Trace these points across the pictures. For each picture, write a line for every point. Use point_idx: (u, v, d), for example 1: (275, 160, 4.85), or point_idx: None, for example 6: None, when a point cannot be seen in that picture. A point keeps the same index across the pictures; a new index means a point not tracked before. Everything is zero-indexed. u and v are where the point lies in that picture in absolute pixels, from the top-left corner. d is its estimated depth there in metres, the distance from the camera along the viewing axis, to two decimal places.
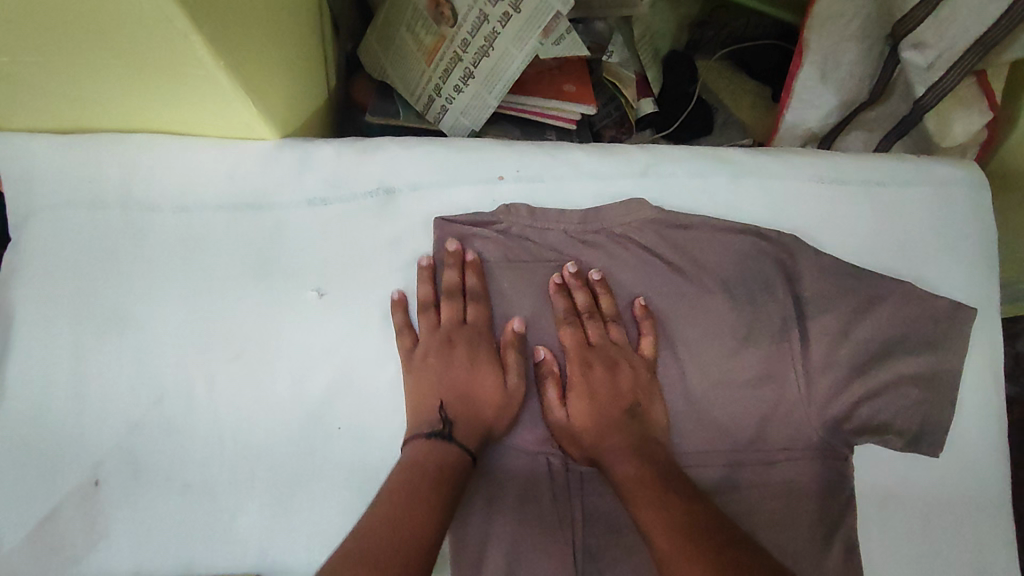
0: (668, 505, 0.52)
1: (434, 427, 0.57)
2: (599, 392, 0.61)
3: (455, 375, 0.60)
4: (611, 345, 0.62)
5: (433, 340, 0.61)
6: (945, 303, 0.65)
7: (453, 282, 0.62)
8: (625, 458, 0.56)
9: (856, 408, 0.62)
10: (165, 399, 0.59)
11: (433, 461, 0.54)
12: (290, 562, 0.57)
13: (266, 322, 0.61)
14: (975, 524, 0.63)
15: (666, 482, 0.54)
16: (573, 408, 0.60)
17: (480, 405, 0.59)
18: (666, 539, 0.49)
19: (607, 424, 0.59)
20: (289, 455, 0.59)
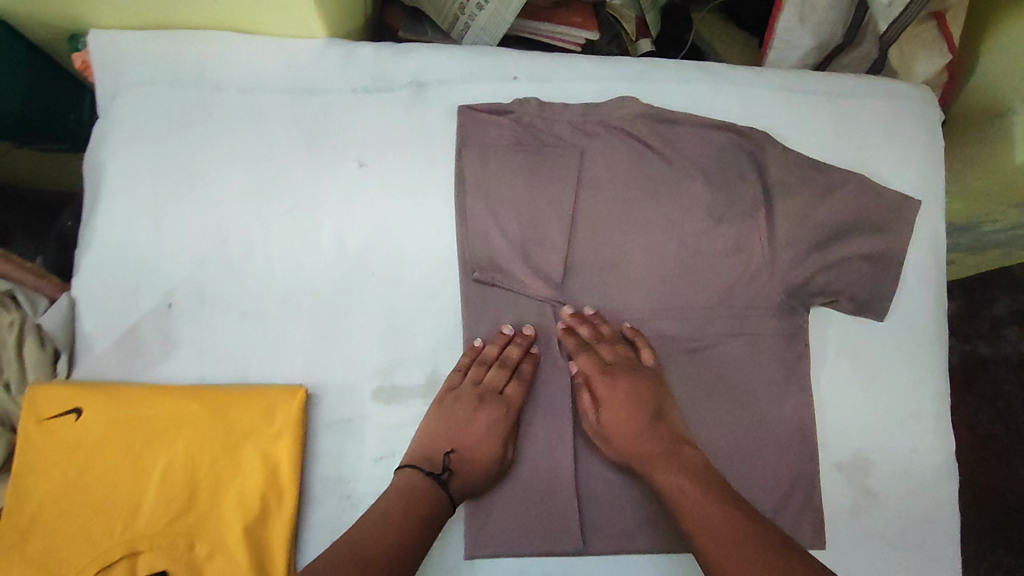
0: (715, 513, 0.61)
1: (434, 469, 0.65)
2: (622, 414, 0.68)
3: (464, 426, 0.67)
4: (627, 359, 0.70)
5: (468, 395, 0.68)
6: (894, 195, 0.75)
7: (513, 359, 0.69)
8: (667, 469, 0.65)
9: (813, 276, 0.73)
10: (229, 243, 0.70)
11: (423, 503, 0.62)
12: (331, 379, 0.68)
13: (314, 184, 0.72)
14: (913, 380, 0.74)
15: (709, 492, 0.62)
16: (613, 433, 0.68)
17: (475, 469, 0.66)
18: (707, 527, 0.60)
19: (633, 431, 0.67)
20: (330, 294, 0.70)
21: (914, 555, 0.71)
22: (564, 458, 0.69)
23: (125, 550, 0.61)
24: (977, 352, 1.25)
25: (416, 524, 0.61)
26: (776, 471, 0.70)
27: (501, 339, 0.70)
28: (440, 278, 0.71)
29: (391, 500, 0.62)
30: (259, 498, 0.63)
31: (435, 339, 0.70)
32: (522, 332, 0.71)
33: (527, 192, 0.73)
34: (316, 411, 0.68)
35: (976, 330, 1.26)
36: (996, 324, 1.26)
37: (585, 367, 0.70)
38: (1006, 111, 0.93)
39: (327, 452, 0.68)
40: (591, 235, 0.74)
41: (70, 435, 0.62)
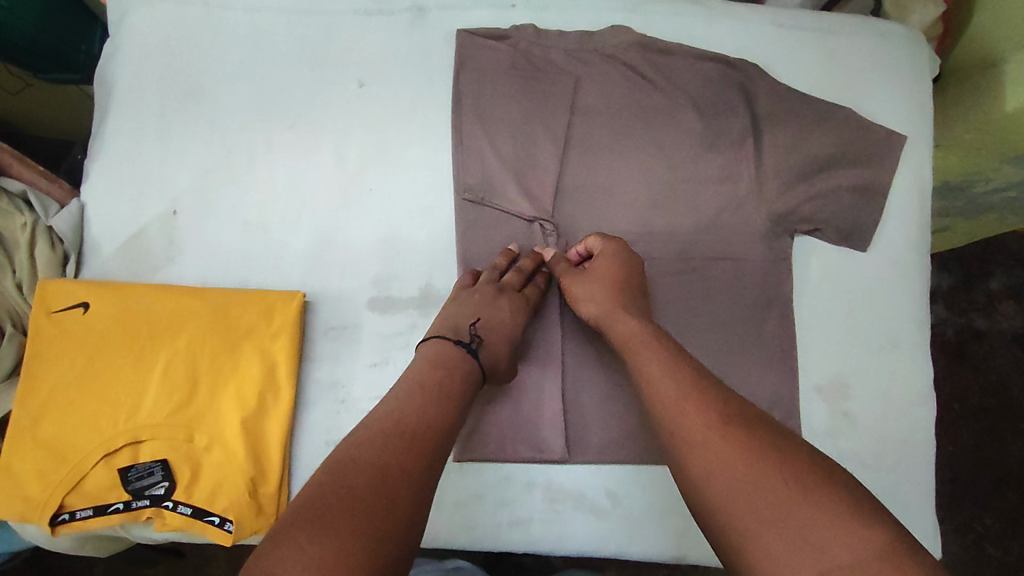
0: (675, 359, 0.56)
1: (462, 340, 0.64)
2: (604, 278, 0.66)
3: (493, 306, 0.66)
4: (603, 247, 0.68)
5: (489, 287, 0.67)
6: (881, 130, 0.77)
7: (526, 268, 0.70)
8: (628, 318, 0.62)
9: (798, 206, 0.75)
10: (232, 154, 0.72)
11: (456, 374, 0.61)
12: (329, 289, 0.71)
13: (316, 101, 0.74)
14: (894, 310, 0.75)
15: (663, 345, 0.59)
16: (588, 294, 0.66)
17: (501, 349, 0.65)
18: (653, 366, 0.57)
19: (605, 288, 0.65)
20: (328, 205, 0.72)
21: (891, 477, 0.72)
22: (553, 376, 0.71)
23: (128, 439, 0.63)
24: (971, 325, 1.23)
25: (455, 400, 0.59)
26: (755, 388, 0.73)
27: (510, 255, 0.71)
28: (436, 194, 0.74)
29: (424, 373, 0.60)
30: (257, 394, 0.65)
31: (429, 253, 0.73)
32: (533, 250, 0.72)
33: (522, 114, 0.75)
34: (313, 316, 0.70)
35: (971, 302, 1.25)
36: (992, 297, 1.25)
37: (592, 244, 0.69)
38: (998, 60, 0.94)
39: (323, 356, 0.70)
40: (583, 158, 0.75)
41: (79, 328, 0.65)
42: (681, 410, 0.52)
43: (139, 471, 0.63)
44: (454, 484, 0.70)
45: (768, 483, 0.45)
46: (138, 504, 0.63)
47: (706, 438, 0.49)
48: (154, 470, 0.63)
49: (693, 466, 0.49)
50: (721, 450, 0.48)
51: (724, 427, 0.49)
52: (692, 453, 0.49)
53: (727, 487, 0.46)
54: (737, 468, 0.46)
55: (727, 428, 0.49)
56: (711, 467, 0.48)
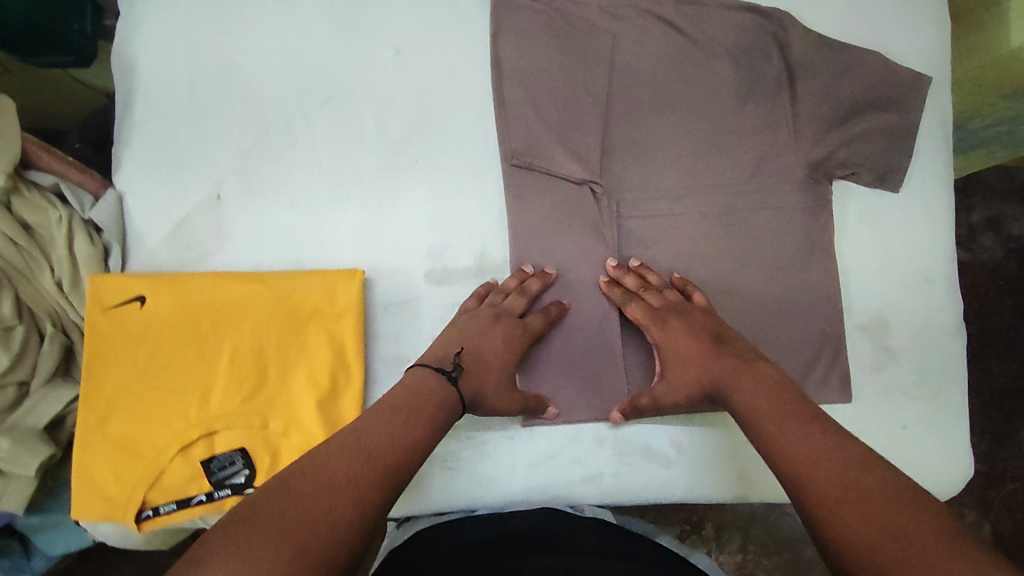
0: (797, 424, 0.55)
1: (445, 366, 0.62)
2: (682, 343, 0.66)
3: (482, 335, 0.65)
4: (677, 300, 0.69)
5: (486, 310, 0.67)
6: (908, 72, 0.79)
7: (532, 292, 0.70)
8: (743, 383, 0.61)
9: (834, 151, 0.77)
10: (272, 133, 0.70)
11: (431, 403, 0.58)
12: (385, 264, 0.70)
13: (353, 73, 0.72)
14: (926, 247, 0.78)
15: (774, 391, 0.59)
16: (671, 348, 0.67)
17: (486, 377, 0.64)
18: (765, 414, 0.57)
19: (699, 362, 0.64)
20: (375, 180, 0.71)
21: (929, 407, 0.76)
22: (612, 334, 0.72)
23: (203, 431, 0.62)
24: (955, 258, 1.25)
25: (425, 423, 0.56)
26: (802, 332, 0.76)
27: (522, 275, 0.70)
28: (483, 163, 0.73)
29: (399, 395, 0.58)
30: (328, 373, 0.63)
31: (482, 221, 0.72)
32: (544, 272, 0.71)
33: (562, 77, 0.74)
34: (373, 293, 0.70)
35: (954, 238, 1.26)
36: (973, 231, 1.26)
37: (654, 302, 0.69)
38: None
39: (385, 333, 0.70)
40: (625, 117, 0.76)
41: (138, 323, 0.63)
42: (800, 461, 0.51)
43: (220, 461, 0.62)
44: (527, 443, 0.71)
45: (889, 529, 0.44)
46: (221, 494, 0.62)
47: (824, 493, 0.48)
48: (235, 458, 0.62)
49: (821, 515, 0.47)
50: (834, 497, 0.48)
51: (847, 486, 0.48)
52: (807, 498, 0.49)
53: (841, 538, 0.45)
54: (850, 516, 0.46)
55: (841, 477, 0.49)
56: (832, 513, 0.47)
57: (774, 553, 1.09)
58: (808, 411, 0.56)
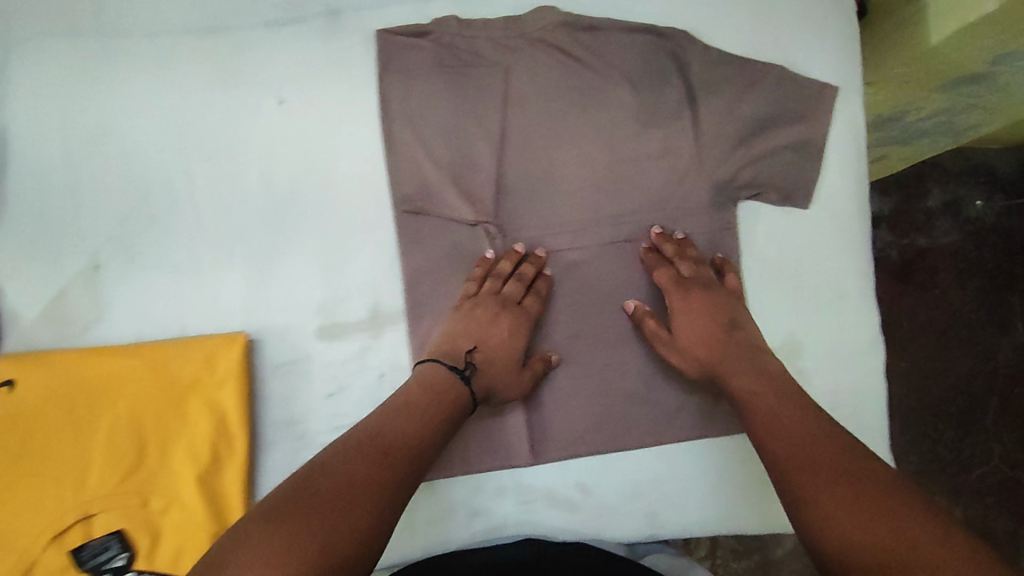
0: (786, 412, 0.62)
1: (457, 365, 0.66)
2: (696, 323, 0.69)
3: (491, 329, 0.68)
4: (708, 277, 0.71)
5: (490, 301, 0.68)
6: (812, 84, 0.77)
7: (527, 275, 0.70)
8: (742, 374, 0.66)
9: (737, 174, 0.75)
10: (151, 196, 0.68)
11: (447, 399, 0.63)
12: (272, 324, 0.69)
13: (235, 128, 0.70)
14: (840, 264, 0.76)
15: (770, 385, 0.65)
16: (683, 319, 0.70)
17: (497, 369, 0.68)
18: (769, 422, 0.62)
19: (705, 344, 0.69)
20: (262, 237, 0.69)
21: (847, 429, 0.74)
22: None
23: (79, 514, 0.59)
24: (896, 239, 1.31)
25: (438, 419, 0.62)
26: None
27: (514, 258, 0.70)
28: (374, 211, 0.71)
29: (410, 392, 0.63)
30: (209, 447, 0.62)
31: (373, 272, 0.70)
32: (535, 253, 0.71)
33: (452, 115, 0.72)
34: (260, 356, 0.68)
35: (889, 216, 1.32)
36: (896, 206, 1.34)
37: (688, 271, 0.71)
38: None
39: (275, 396, 0.68)
40: (522, 151, 0.73)
41: (5, 408, 0.60)
42: (794, 454, 0.58)
43: (94, 548, 0.59)
44: (422, 505, 0.69)
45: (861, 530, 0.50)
46: None
47: (809, 483, 0.55)
48: (110, 543, 0.60)
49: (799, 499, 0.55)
50: (822, 492, 0.54)
51: (829, 473, 0.55)
52: (799, 490, 0.55)
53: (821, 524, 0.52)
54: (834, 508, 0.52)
55: (834, 471, 0.55)
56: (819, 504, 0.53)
57: (744, 556, 1.07)
58: (809, 408, 0.62)
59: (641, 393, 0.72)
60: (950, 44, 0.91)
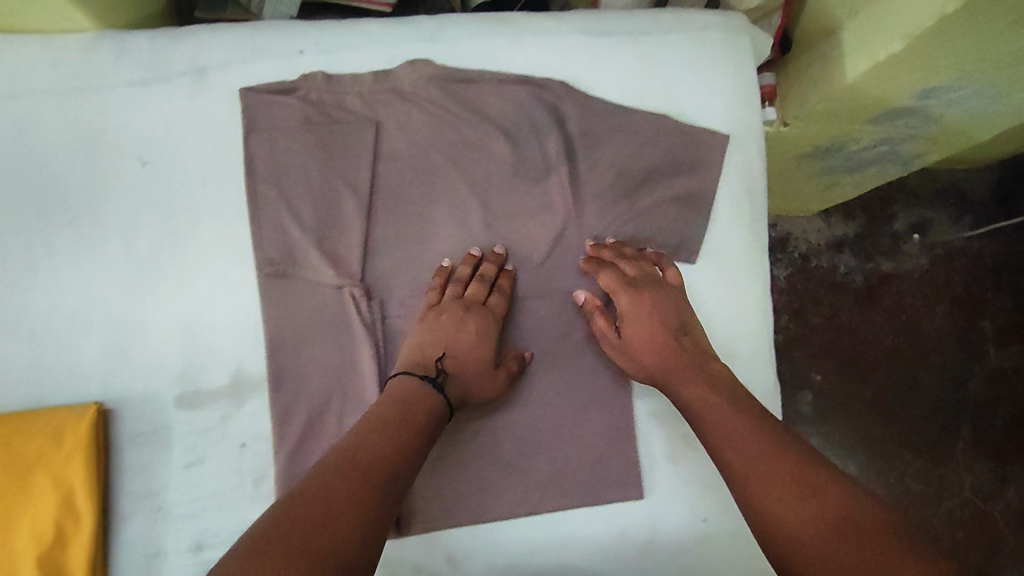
0: (743, 427, 0.60)
1: (429, 372, 0.66)
2: (647, 324, 0.68)
3: (458, 333, 0.68)
4: (653, 274, 0.71)
5: (455, 304, 0.68)
6: (699, 134, 0.74)
7: (489, 275, 0.70)
8: (693, 377, 0.66)
9: (616, 229, 0.74)
10: (7, 264, 0.67)
11: (421, 409, 0.62)
12: (130, 391, 0.68)
13: (96, 191, 0.68)
14: (726, 319, 0.74)
15: (718, 393, 0.64)
16: (632, 322, 0.69)
17: (473, 371, 0.67)
18: (721, 423, 0.62)
19: (659, 346, 0.68)
20: (123, 303, 0.68)
21: (726, 488, 0.73)
22: None
23: None
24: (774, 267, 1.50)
25: (410, 429, 0.61)
26: (586, 428, 0.72)
27: (472, 260, 0.70)
28: (237, 274, 0.70)
29: (382, 406, 0.62)
30: (53, 524, 0.62)
31: (236, 337, 0.70)
32: (493, 251, 0.71)
33: (319, 174, 0.70)
34: (117, 426, 0.67)
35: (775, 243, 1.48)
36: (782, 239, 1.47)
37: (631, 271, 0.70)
38: (835, 29, 0.91)
39: (134, 465, 0.67)
40: (392, 209, 0.71)
41: None
42: (755, 472, 0.57)
43: None
44: None
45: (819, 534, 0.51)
46: None
47: (778, 503, 0.54)
48: None
49: (768, 521, 0.54)
50: (777, 493, 0.55)
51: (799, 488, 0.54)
52: (753, 494, 0.56)
53: (777, 524, 0.53)
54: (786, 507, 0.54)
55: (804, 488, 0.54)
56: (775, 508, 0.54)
57: None
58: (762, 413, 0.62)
59: (515, 460, 0.71)
60: (867, 81, 0.88)
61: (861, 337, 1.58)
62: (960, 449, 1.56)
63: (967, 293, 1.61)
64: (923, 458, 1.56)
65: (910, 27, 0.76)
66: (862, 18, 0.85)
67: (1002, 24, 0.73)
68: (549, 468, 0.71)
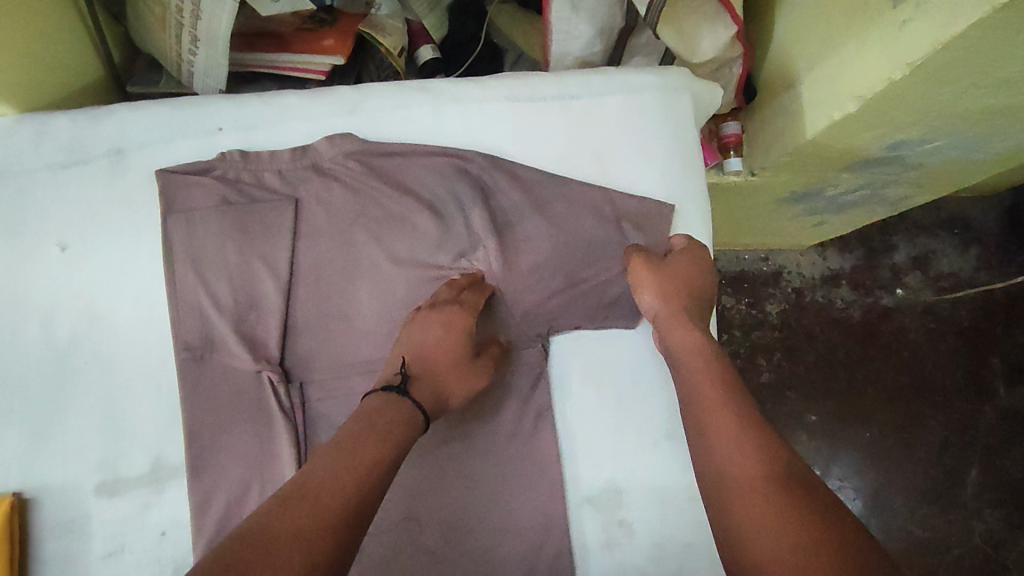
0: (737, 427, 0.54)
1: (392, 378, 0.62)
2: (684, 273, 0.68)
3: (423, 334, 0.65)
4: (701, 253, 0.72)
5: (422, 311, 0.66)
6: (634, 203, 0.71)
7: (461, 284, 0.68)
8: (690, 325, 0.65)
9: (547, 304, 0.70)
10: None
11: (381, 417, 0.57)
12: (48, 479, 0.65)
13: (17, 276, 0.68)
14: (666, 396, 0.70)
15: (708, 359, 0.61)
16: (671, 328, 0.65)
17: (437, 370, 0.63)
18: (700, 378, 0.60)
19: (682, 289, 0.67)
20: (42, 389, 0.67)
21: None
22: None
23: None
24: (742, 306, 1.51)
25: (377, 443, 0.54)
26: (517, 513, 0.68)
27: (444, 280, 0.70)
28: (156, 357, 0.68)
29: (351, 426, 0.56)
30: None
31: (155, 423, 0.67)
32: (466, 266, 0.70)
33: (237, 253, 0.69)
34: (35, 516, 0.65)
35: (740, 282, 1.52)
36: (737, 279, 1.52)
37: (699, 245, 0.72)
38: (795, 80, 0.86)
39: (53, 558, 0.64)
40: (312, 289, 0.70)
41: None
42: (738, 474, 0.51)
43: None
44: None
45: (764, 488, 0.48)
46: None
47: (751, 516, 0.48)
48: None
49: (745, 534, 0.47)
50: (754, 505, 0.48)
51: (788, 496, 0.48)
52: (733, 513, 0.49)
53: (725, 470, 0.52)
54: (733, 455, 0.52)
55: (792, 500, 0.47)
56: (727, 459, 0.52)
57: None
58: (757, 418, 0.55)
59: (441, 551, 0.66)
60: (830, 135, 0.82)
61: (859, 374, 1.49)
62: (968, 494, 1.44)
63: (974, 328, 1.51)
64: (928, 503, 1.44)
65: (861, 88, 0.72)
66: (820, 70, 0.80)
67: (960, 87, 0.68)
68: (481, 563, 0.66)
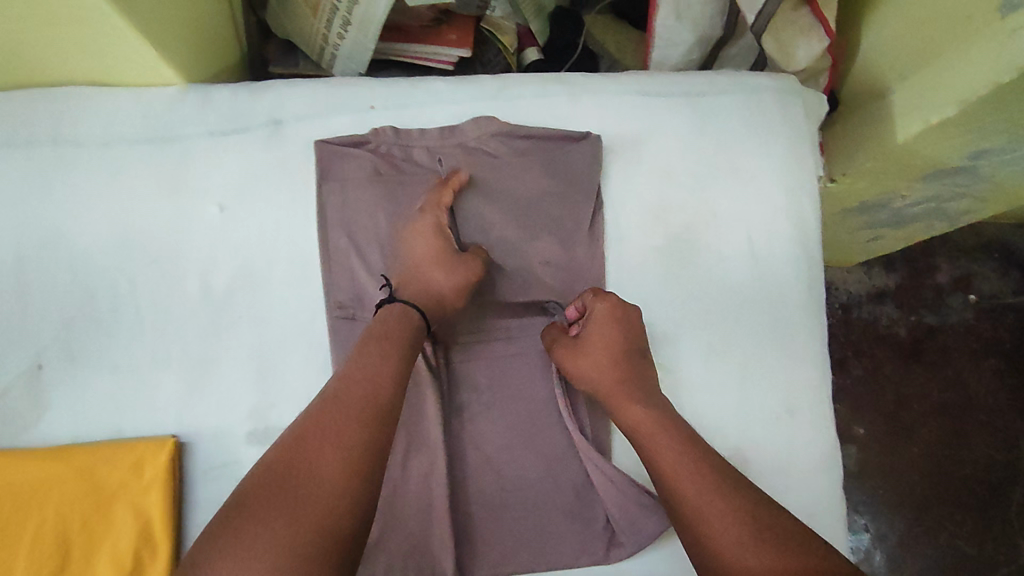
0: (739, 515, 0.56)
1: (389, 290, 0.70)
2: (594, 356, 0.68)
3: (419, 247, 0.71)
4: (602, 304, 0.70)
5: (427, 224, 0.71)
6: (752, 192, 0.77)
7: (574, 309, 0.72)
8: (632, 405, 0.65)
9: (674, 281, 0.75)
10: (95, 297, 0.70)
11: (389, 348, 0.63)
12: (203, 425, 0.69)
13: (178, 231, 0.73)
14: (783, 369, 0.75)
15: (664, 420, 0.64)
16: (620, 411, 0.66)
17: (426, 283, 0.69)
18: (669, 459, 0.61)
19: (610, 369, 0.68)
20: (196, 340, 0.71)
21: None
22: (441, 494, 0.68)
23: None
24: None
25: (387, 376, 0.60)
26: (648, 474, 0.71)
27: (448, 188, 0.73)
28: (307, 314, 0.72)
29: (363, 356, 0.61)
30: (132, 553, 0.63)
31: (306, 376, 0.71)
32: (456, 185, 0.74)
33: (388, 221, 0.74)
34: (191, 458, 0.68)
35: None
36: None
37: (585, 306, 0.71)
38: (886, 91, 0.93)
39: (207, 498, 0.68)
40: None
41: None
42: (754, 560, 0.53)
43: None
44: None
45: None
46: None
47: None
48: None
49: None
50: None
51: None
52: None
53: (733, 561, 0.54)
54: (746, 549, 0.54)
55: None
56: (716, 543, 0.56)
57: None
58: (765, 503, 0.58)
59: (574, 507, 0.70)
60: (919, 142, 0.88)
61: (906, 390, 1.53)
62: (1013, 512, 1.47)
63: (1016, 350, 1.55)
64: (974, 519, 1.47)
65: (963, 95, 0.78)
66: (915, 81, 0.87)
67: None
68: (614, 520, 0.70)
